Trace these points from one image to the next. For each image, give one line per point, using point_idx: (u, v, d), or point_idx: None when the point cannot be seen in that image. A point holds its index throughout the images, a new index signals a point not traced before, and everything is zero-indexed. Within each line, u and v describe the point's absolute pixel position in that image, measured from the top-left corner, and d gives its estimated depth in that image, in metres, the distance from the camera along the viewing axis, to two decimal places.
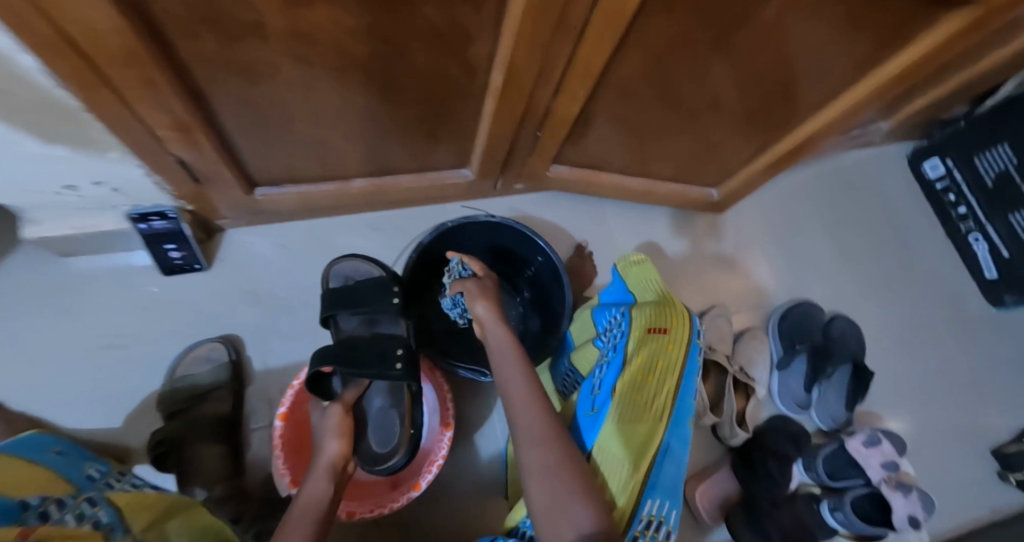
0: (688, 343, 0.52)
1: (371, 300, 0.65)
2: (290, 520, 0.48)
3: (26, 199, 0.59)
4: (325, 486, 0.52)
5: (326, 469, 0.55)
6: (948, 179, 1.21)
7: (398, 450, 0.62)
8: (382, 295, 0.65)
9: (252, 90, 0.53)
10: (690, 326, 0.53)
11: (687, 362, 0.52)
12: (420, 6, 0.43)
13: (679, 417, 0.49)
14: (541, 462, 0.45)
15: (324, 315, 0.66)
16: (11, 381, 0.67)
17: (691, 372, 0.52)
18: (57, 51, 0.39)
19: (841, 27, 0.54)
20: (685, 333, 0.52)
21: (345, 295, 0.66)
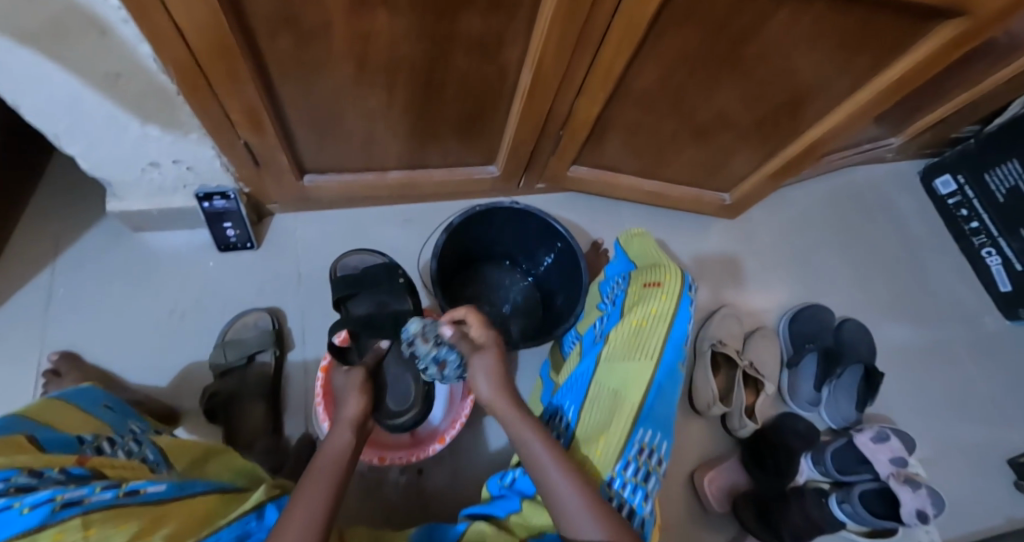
0: (679, 293, 0.61)
1: (382, 282, 0.72)
2: (316, 470, 0.47)
3: (116, 174, 0.69)
4: (346, 437, 0.52)
5: (349, 423, 0.54)
6: (959, 196, 1.21)
7: (411, 409, 0.70)
8: (391, 276, 0.73)
9: (313, 87, 0.60)
10: (682, 281, 0.62)
11: (678, 310, 0.60)
12: (465, 12, 0.51)
13: (670, 357, 0.58)
14: (542, 446, 0.47)
15: (338, 298, 0.71)
16: (85, 336, 0.76)
17: (683, 318, 0.60)
18: (169, 43, 0.47)
19: (844, 40, 0.59)
20: (677, 285, 0.62)
21: (358, 279, 0.72)
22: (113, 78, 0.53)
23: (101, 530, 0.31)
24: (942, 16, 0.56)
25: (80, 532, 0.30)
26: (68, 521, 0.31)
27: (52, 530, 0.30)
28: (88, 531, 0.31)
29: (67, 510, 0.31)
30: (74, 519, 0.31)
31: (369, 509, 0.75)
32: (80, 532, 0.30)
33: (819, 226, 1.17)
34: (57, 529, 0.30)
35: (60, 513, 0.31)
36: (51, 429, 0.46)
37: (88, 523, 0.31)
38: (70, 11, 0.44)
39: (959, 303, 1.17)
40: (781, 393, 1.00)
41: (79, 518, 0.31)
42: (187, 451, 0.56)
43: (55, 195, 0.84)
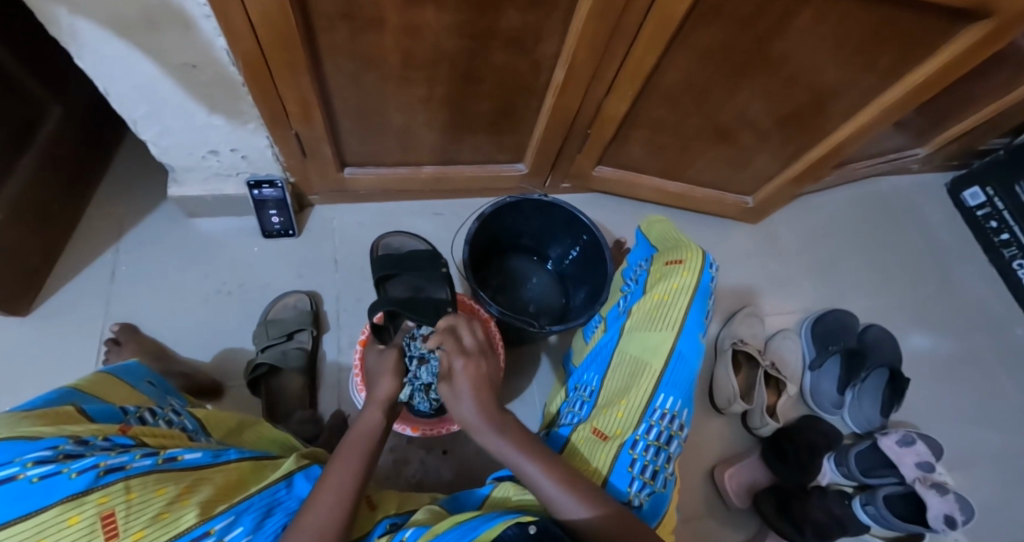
0: (700, 270, 0.66)
1: (425, 267, 0.69)
2: (347, 442, 0.48)
3: (179, 160, 0.76)
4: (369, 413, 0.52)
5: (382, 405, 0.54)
6: (989, 207, 1.20)
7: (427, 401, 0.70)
8: (433, 265, 0.70)
9: (360, 80, 0.65)
10: (703, 260, 0.67)
11: (699, 284, 0.65)
12: (506, 9, 0.56)
13: (691, 329, 0.63)
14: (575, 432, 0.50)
15: (380, 275, 0.70)
16: (143, 311, 0.83)
17: (703, 294, 0.66)
18: (242, 35, 0.53)
19: (864, 39, 0.62)
20: (698, 264, 0.67)
21: (402, 260, 0.70)
22: (189, 69, 0.59)
23: (141, 495, 0.33)
24: (966, 16, 0.58)
25: (123, 496, 0.32)
26: (111, 486, 0.32)
27: (97, 494, 0.31)
28: (130, 496, 0.32)
29: (111, 476, 0.32)
30: (117, 485, 0.32)
31: (395, 486, 0.77)
32: (122, 496, 0.32)
33: (842, 233, 1.18)
34: (101, 494, 0.31)
35: (104, 479, 0.32)
36: (95, 399, 0.45)
37: (129, 488, 0.33)
38: (160, 7, 0.50)
39: (986, 314, 1.15)
40: (802, 395, 1.00)
41: (121, 483, 0.32)
42: (223, 422, 0.56)
43: (121, 181, 0.91)
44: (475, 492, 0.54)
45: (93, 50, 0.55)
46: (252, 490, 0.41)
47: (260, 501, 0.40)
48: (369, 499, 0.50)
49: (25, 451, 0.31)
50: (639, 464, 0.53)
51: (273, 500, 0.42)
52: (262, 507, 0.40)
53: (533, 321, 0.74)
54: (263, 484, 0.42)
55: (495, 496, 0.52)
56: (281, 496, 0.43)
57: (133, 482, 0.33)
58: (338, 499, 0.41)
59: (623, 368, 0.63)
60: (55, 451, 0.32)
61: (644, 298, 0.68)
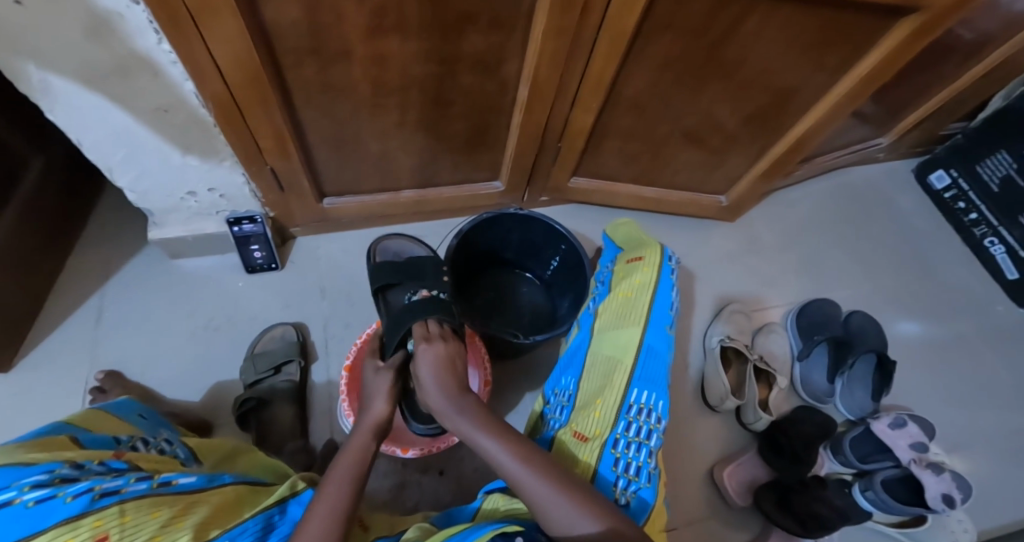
0: (659, 264, 0.72)
1: (428, 276, 0.67)
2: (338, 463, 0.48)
3: (159, 202, 0.77)
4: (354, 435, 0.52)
5: (371, 428, 0.54)
6: (955, 189, 1.23)
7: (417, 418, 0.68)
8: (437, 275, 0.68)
9: (331, 112, 0.67)
10: (661, 254, 0.73)
11: (659, 279, 0.70)
12: (466, 34, 0.58)
13: (657, 321, 0.66)
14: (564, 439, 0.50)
15: (380, 285, 0.67)
16: (129, 355, 0.82)
17: (665, 287, 0.70)
18: (210, 76, 0.55)
19: (808, 39, 0.65)
20: (657, 258, 0.72)
21: (404, 267, 0.67)
22: (160, 113, 0.60)
23: (135, 517, 0.33)
24: (900, 13, 0.61)
25: (117, 520, 0.32)
26: (105, 509, 0.32)
27: (92, 518, 0.31)
28: (124, 519, 0.32)
29: (105, 500, 0.32)
30: (111, 508, 0.32)
31: (393, 513, 0.77)
32: (116, 520, 0.32)
33: (817, 225, 1.20)
34: (96, 518, 0.31)
35: (98, 503, 0.32)
36: (88, 429, 0.46)
37: (124, 511, 0.33)
38: (129, 54, 0.51)
39: (964, 292, 1.18)
40: (794, 386, 1.02)
41: (115, 507, 0.32)
42: (216, 448, 0.57)
43: (102, 227, 0.92)
44: (467, 507, 0.54)
45: (65, 101, 0.56)
46: (246, 513, 0.41)
47: (255, 523, 0.40)
48: (361, 522, 0.51)
49: (21, 477, 0.32)
50: (622, 462, 0.53)
51: (267, 523, 0.42)
52: (257, 530, 0.40)
53: (519, 333, 0.75)
54: (257, 509, 0.42)
55: (486, 508, 0.52)
56: (275, 520, 0.43)
57: (128, 506, 0.33)
58: (327, 519, 0.40)
59: (596, 368, 0.64)
60: (50, 475, 0.33)
61: (611, 297, 0.71)
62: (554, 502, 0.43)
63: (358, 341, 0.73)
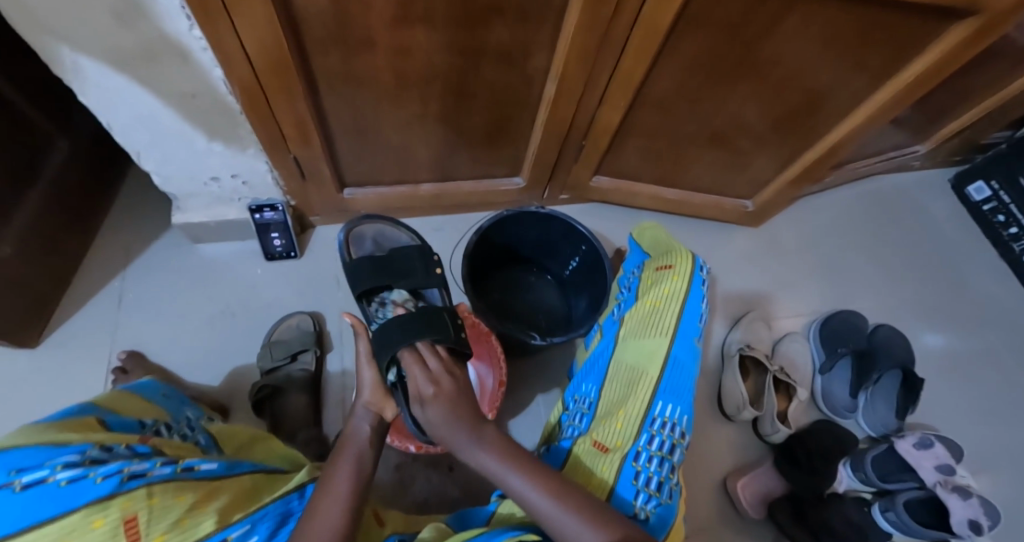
0: (690, 273, 0.68)
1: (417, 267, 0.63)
2: (346, 456, 0.47)
3: (183, 187, 0.78)
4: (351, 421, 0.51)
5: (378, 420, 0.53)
6: (995, 201, 1.18)
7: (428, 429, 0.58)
8: (425, 262, 0.64)
9: (354, 102, 0.67)
10: (693, 263, 0.69)
11: (690, 289, 0.67)
12: (495, 26, 0.57)
13: (684, 333, 0.64)
14: None
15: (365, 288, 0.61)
16: (150, 337, 0.84)
17: (694, 298, 0.67)
18: (237, 63, 0.54)
19: (852, 40, 0.62)
20: (688, 268, 0.68)
21: (386, 263, 0.63)
22: (190, 97, 0.61)
23: (163, 500, 0.33)
24: (953, 15, 0.58)
25: (145, 501, 0.32)
26: (134, 491, 0.32)
27: (121, 499, 0.31)
28: (152, 501, 0.32)
29: (134, 481, 0.32)
30: (140, 490, 0.32)
31: (402, 505, 0.77)
32: (144, 502, 0.32)
33: (846, 233, 1.16)
34: (125, 499, 0.31)
35: (128, 484, 0.32)
36: (113, 411, 0.46)
37: (151, 493, 0.33)
38: (160, 39, 0.51)
39: (1000, 309, 1.13)
40: (814, 398, 0.99)
41: (144, 489, 0.32)
42: (236, 436, 0.57)
43: (127, 208, 0.93)
44: (482, 509, 0.54)
45: (96, 83, 0.57)
46: (266, 500, 0.41)
47: (274, 510, 0.41)
48: (377, 516, 0.51)
49: (55, 456, 0.32)
50: (643, 476, 0.52)
51: (285, 510, 0.42)
52: (275, 517, 0.41)
53: (536, 333, 0.74)
54: (276, 496, 0.42)
55: (501, 513, 0.51)
56: (293, 507, 0.43)
57: (156, 487, 0.33)
58: (340, 513, 0.40)
59: (619, 377, 0.63)
60: (81, 456, 0.33)
61: (637, 305, 0.69)
62: (568, 509, 0.42)
63: None
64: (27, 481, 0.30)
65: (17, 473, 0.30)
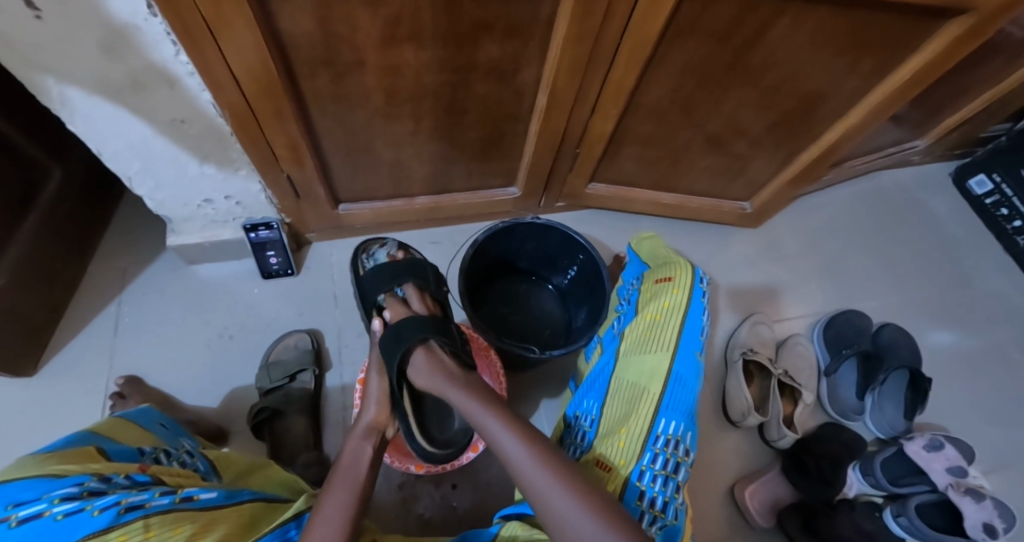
0: (690, 286, 0.67)
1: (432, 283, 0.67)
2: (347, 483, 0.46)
3: (177, 211, 0.77)
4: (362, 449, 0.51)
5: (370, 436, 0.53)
6: (997, 195, 1.16)
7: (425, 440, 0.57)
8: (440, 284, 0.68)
9: (345, 122, 0.66)
10: (692, 275, 0.68)
11: (690, 302, 0.66)
12: (484, 42, 0.57)
13: (685, 348, 0.63)
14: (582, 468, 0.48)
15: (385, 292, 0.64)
16: (148, 360, 0.83)
17: (695, 310, 0.66)
18: (226, 89, 0.54)
19: (845, 42, 0.61)
20: (688, 280, 0.68)
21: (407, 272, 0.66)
22: (179, 123, 0.60)
23: (159, 533, 0.32)
24: (946, 13, 0.57)
25: (141, 534, 0.31)
26: (131, 524, 0.31)
27: (117, 532, 0.30)
28: (148, 534, 0.31)
29: (131, 514, 0.32)
30: (136, 522, 0.31)
31: (406, 525, 0.76)
32: (140, 535, 0.31)
33: (847, 232, 1.15)
34: (120, 533, 0.30)
35: (124, 517, 0.31)
36: (112, 439, 0.45)
37: (148, 526, 0.32)
38: (148, 68, 0.51)
39: (1006, 304, 1.11)
40: (820, 401, 0.97)
41: (140, 521, 0.32)
42: (235, 463, 0.56)
43: (122, 233, 0.93)
44: (484, 532, 0.53)
45: (84, 114, 0.56)
46: (264, 530, 0.40)
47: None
48: None
49: (52, 489, 0.32)
50: (648, 496, 0.52)
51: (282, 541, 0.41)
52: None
53: (534, 346, 0.73)
54: (274, 526, 0.42)
55: (503, 536, 0.50)
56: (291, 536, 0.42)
57: (152, 520, 0.32)
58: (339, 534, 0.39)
59: (621, 393, 0.62)
60: (79, 488, 0.33)
61: (637, 319, 0.68)
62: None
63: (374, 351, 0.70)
64: (23, 517, 0.30)
65: (14, 506, 0.30)
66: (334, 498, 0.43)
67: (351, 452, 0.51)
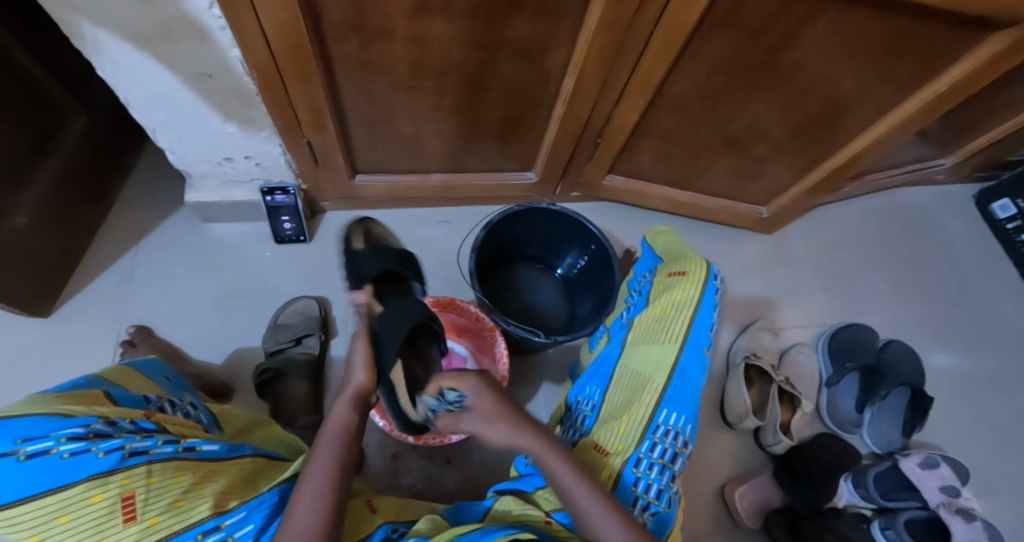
0: (703, 282, 0.67)
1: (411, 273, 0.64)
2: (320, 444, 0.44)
3: (196, 167, 0.78)
4: (350, 411, 0.47)
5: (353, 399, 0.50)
6: (1020, 220, 1.14)
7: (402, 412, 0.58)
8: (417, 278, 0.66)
9: (370, 90, 0.66)
10: (707, 271, 0.68)
11: (702, 297, 0.66)
12: (515, 20, 0.56)
13: (693, 342, 0.63)
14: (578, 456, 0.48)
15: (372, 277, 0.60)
16: (157, 312, 0.85)
17: (707, 306, 0.66)
18: (254, 46, 0.54)
19: (881, 47, 0.60)
20: (702, 275, 0.67)
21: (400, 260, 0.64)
22: (204, 78, 0.61)
23: (161, 480, 0.33)
24: (989, 26, 0.56)
25: (144, 480, 0.32)
26: (135, 468, 0.32)
27: (121, 475, 0.31)
28: (151, 481, 0.33)
29: (135, 459, 0.32)
30: (140, 468, 0.32)
31: (398, 495, 0.77)
32: (144, 480, 0.32)
33: (862, 246, 1.14)
34: (124, 476, 0.31)
35: (129, 461, 0.32)
36: (119, 386, 0.46)
37: (151, 472, 0.33)
38: (179, 19, 0.51)
39: (1015, 332, 1.10)
40: (818, 411, 0.97)
41: (144, 466, 0.32)
42: (236, 419, 0.57)
43: (141, 186, 0.94)
44: (476, 504, 0.54)
45: (114, 60, 0.57)
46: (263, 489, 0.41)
47: (271, 498, 0.40)
48: (369, 502, 0.50)
49: (59, 427, 0.32)
50: (642, 483, 0.53)
51: (283, 499, 0.42)
52: (271, 504, 0.40)
53: (540, 331, 0.74)
54: (274, 482, 0.42)
55: (495, 509, 0.51)
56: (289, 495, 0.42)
57: (156, 466, 0.33)
58: (333, 498, 0.39)
59: (623, 381, 0.62)
60: (86, 429, 0.33)
61: (647, 310, 0.68)
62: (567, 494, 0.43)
63: None
64: (31, 451, 0.30)
65: (22, 442, 0.30)
66: (322, 461, 0.42)
67: (339, 412, 0.47)
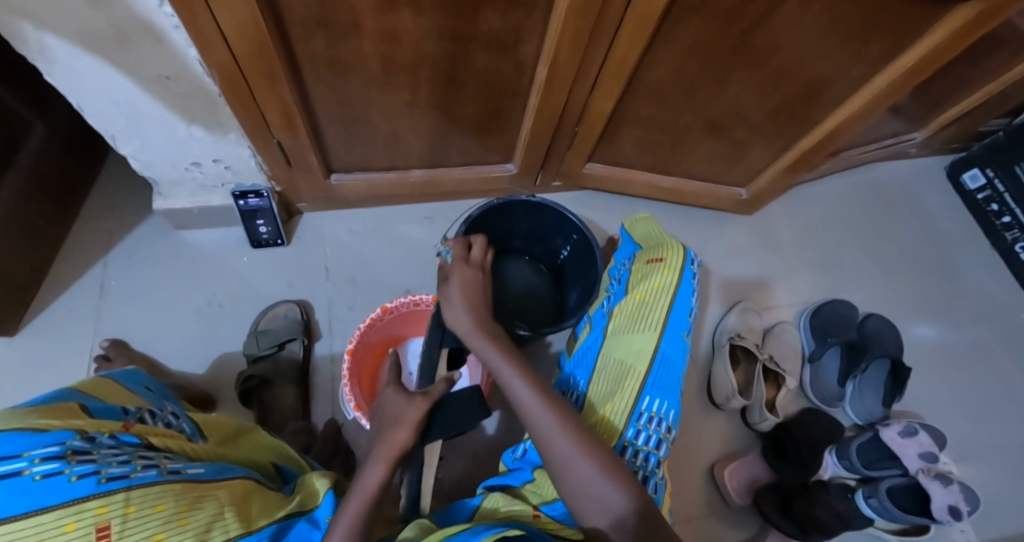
0: (681, 267, 0.67)
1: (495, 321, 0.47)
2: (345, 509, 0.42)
3: (164, 173, 0.76)
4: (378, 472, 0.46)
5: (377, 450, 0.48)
6: (990, 190, 1.17)
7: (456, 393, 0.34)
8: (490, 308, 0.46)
9: (339, 89, 0.65)
10: (684, 256, 0.68)
11: (680, 283, 0.66)
12: (485, 10, 0.55)
13: (672, 329, 0.64)
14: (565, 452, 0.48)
15: None
16: (134, 324, 0.82)
17: (685, 292, 0.66)
18: (214, 46, 0.52)
19: (851, 26, 0.60)
20: (679, 260, 0.67)
21: None
22: (164, 81, 0.58)
23: (140, 509, 0.32)
24: None
25: (120, 509, 0.31)
26: (113, 495, 0.31)
27: (98, 503, 0.30)
28: (129, 510, 0.32)
29: (113, 484, 0.31)
30: (118, 494, 0.31)
31: None
32: (121, 509, 0.31)
33: (839, 223, 1.16)
34: (101, 504, 0.30)
35: (105, 487, 0.31)
36: (96, 398, 0.44)
37: (130, 500, 0.32)
38: (132, 20, 0.49)
39: (988, 299, 1.13)
40: (803, 387, 0.99)
41: (123, 493, 0.32)
42: (221, 426, 0.55)
43: (107, 195, 0.91)
44: (466, 502, 0.54)
45: (65, 65, 0.54)
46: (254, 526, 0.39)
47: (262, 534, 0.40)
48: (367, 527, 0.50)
49: (34, 446, 0.30)
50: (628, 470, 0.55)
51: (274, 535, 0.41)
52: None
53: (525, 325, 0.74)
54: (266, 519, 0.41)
55: (485, 507, 0.52)
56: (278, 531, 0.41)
57: (135, 493, 0.32)
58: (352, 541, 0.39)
59: (606, 371, 0.63)
60: (63, 446, 0.32)
61: (627, 298, 0.68)
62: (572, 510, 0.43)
63: (363, 324, 0.75)
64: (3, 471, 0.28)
65: None
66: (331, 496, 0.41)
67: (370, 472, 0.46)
